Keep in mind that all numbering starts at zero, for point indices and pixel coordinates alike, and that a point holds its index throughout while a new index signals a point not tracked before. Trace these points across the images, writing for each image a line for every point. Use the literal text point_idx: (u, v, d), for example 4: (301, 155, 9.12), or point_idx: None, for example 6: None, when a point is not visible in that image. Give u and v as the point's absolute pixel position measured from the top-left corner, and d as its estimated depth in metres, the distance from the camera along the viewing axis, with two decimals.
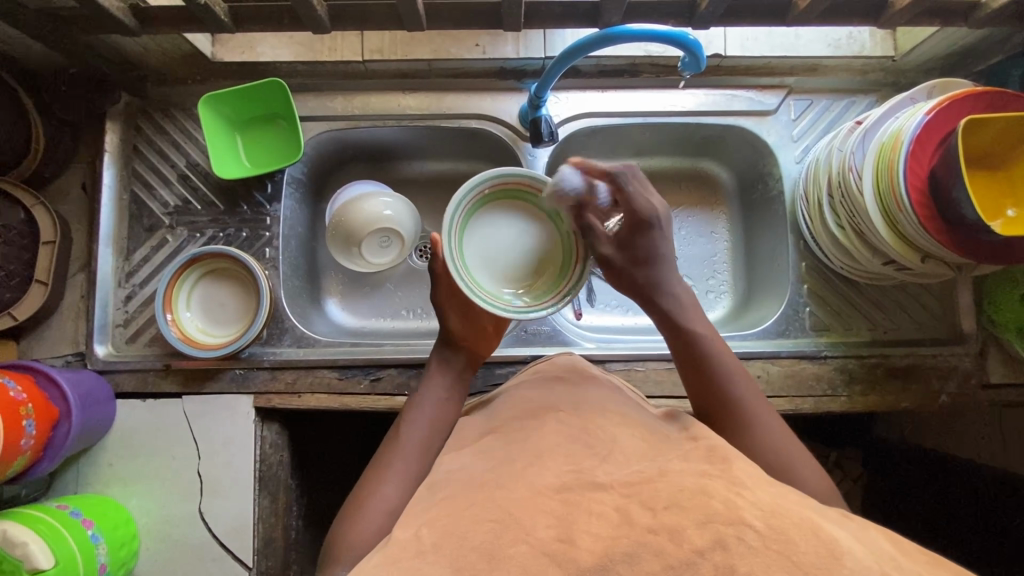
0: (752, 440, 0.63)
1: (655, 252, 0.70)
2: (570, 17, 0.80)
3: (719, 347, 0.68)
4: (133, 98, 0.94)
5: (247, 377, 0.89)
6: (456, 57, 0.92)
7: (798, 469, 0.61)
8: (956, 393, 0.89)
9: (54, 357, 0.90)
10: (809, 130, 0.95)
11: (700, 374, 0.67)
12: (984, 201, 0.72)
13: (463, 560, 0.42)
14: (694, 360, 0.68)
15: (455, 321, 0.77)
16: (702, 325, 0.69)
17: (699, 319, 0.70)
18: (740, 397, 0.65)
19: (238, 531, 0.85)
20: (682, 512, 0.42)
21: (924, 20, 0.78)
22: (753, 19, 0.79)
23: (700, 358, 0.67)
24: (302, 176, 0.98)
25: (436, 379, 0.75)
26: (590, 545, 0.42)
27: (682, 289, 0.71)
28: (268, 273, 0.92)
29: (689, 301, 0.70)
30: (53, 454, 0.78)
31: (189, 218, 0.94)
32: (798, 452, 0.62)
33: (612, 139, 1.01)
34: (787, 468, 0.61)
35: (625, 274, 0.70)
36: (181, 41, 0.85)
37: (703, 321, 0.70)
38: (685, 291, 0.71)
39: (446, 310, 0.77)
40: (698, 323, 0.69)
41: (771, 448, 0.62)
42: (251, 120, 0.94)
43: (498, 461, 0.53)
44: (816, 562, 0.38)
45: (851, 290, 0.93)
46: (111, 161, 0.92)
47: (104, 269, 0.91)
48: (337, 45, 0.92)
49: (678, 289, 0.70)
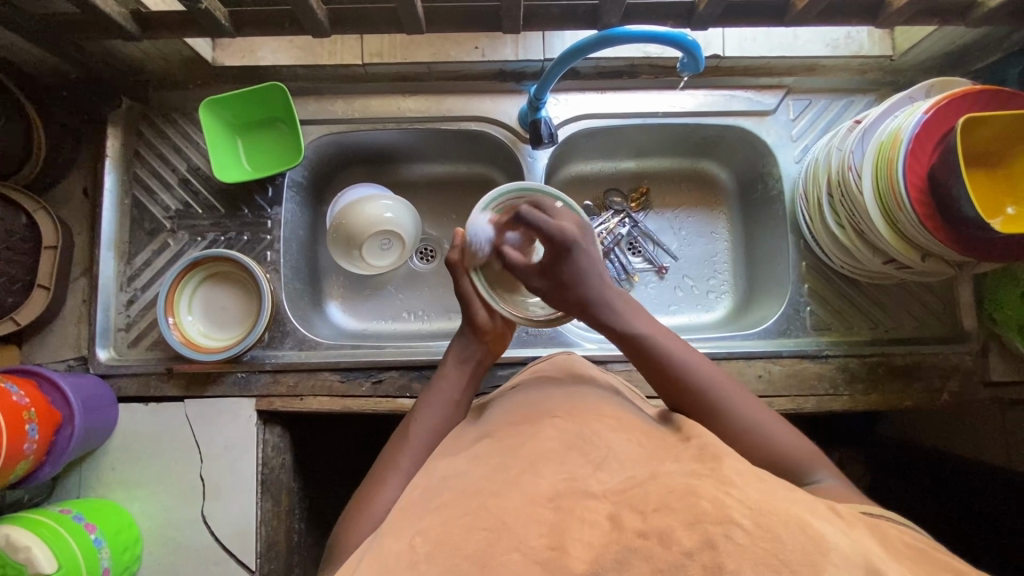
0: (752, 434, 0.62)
1: (576, 269, 0.70)
2: (570, 18, 0.80)
3: (677, 348, 0.68)
4: (135, 102, 0.94)
5: (248, 381, 0.89)
6: (457, 60, 0.93)
7: (785, 448, 0.61)
8: (958, 391, 0.89)
9: (56, 362, 0.90)
10: (809, 130, 0.96)
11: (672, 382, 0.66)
12: (983, 199, 0.72)
13: (456, 566, 0.43)
14: (654, 364, 0.67)
15: (482, 316, 0.77)
16: (651, 327, 0.70)
17: (647, 323, 0.70)
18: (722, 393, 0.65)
19: (241, 535, 0.85)
20: (671, 514, 0.42)
21: (922, 19, 0.78)
22: (750, 19, 0.80)
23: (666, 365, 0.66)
24: (303, 180, 0.98)
25: (451, 379, 0.74)
26: (580, 552, 0.42)
27: (619, 296, 0.71)
28: (269, 277, 0.93)
29: (629, 308, 0.71)
30: (56, 459, 0.78)
31: (190, 222, 0.94)
32: (792, 437, 0.63)
33: (612, 140, 1.01)
34: (777, 454, 0.61)
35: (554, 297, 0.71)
36: (182, 46, 0.86)
37: (652, 324, 0.70)
38: (620, 300, 0.71)
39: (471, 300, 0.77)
40: (648, 326, 0.70)
41: (753, 433, 0.62)
42: (251, 124, 0.94)
43: (494, 467, 0.53)
44: (804, 560, 0.39)
45: (852, 288, 0.93)
46: (112, 166, 0.92)
47: (105, 275, 0.91)
48: (337, 48, 0.92)
49: (613, 296, 0.71)
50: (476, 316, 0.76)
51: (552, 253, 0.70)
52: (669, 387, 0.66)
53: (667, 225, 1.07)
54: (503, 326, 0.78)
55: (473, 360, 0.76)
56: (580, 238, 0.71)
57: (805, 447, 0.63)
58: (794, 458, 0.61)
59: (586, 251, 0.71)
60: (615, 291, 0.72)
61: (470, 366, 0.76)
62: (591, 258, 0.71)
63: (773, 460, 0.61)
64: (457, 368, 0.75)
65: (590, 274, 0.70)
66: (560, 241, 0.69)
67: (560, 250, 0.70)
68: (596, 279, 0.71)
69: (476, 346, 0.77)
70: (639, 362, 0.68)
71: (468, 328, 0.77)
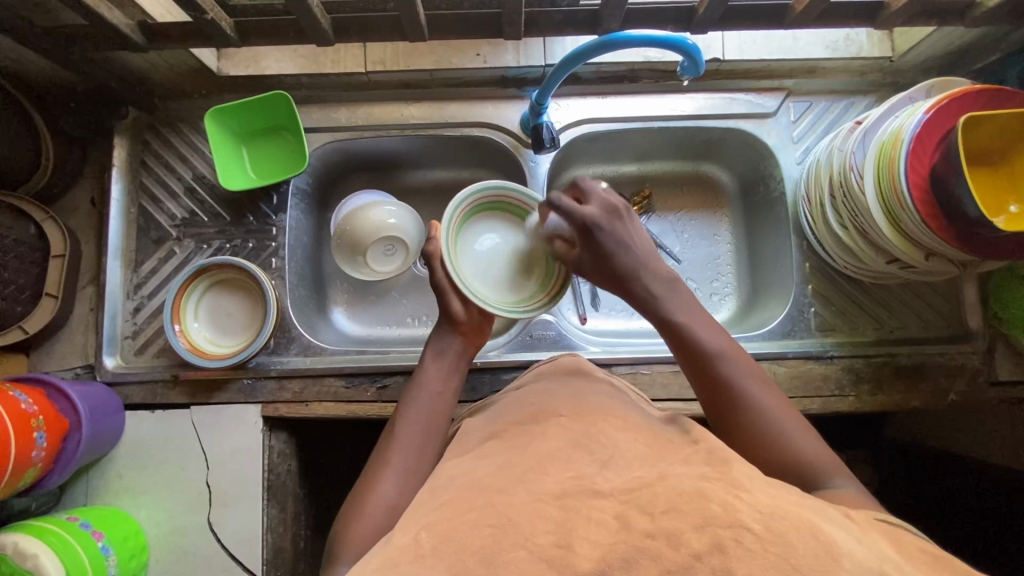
0: (794, 448, 0.59)
1: (605, 247, 0.70)
2: (571, 24, 0.81)
3: (714, 335, 0.67)
4: (140, 112, 0.95)
5: (254, 388, 0.89)
6: (458, 67, 0.94)
7: (783, 447, 0.59)
8: (965, 391, 0.89)
9: (63, 370, 0.91)
10: (809, 132, 0.96)
11: (707, 378, 0.65)
12: (987, 198, 0.72)
13: (462, 563, 0.42)
14: (684, 349, 0.67)
15: (456, 306, 0.76)
16: (691, 315, 0.68)
17: (687, 310, 0.68)
18: (762, 402, 0.62)
19: (248, 540, 0.85)
20: (681, 516, 0.42)
21: (922, 20, 0.79)
22: (748, 23, 0.80)
23: (703, 361, 0.65)
24: (308, 187, 0.99)
25: (433, 372, 0.74)
26: (589, 551, 0.41)
27: (661, 280, 0.70)
28: (274, 284, 0.93)
29: (670, 293, 0.70)
30: (64, 466, 0.79)
31: (196, 230, 0.95)
32: (797, 434, 0.61)
33: (614, 144, 1.02)
34: (775, 449, 0.60)
35: (594, 268, 0.73)
36: (188, 57, 0.87)
37: (696, 315, 0.68)
38: (662, 283, 0.70)
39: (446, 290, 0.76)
40: (687, 316, 0.68)
41: (786, 443, 0.60)
42: (257, 133, 0.95)
43: (500, 465, 0.53)
44: (815, 565, 0.38)
45: (856, 289, 0.93)
46: (119, 175, 0.93)
47: (112, 282, 0.92)
48: (340, 57, 0.94)
49: (653, 277, 0.70)
50: (453, 308, 0.75)
51: (579, 236, 0.72)
52: (705, 386, 0.65)
53: (668, 228, 1.07)
54: (481, 317, 0.77)
55: (449, 351, 0.75)
56: (609, 219, 0.71)
57: (817, 448, 0.60)
58: (800, 462, 0.59)
59: (614, 231, 0.71)
60: (660, 273, 0.71)
61: (448, 358, 0.75)
62: (624, 234, 0.71)
63: (766, 457, 0.60)
64: (435, 362, 0.74)
65: (630, 246, 0.71)
66: (582, 224, 0.71)
67: (586, 234, 0.71)
68: (633, 249, 0.71)
69: (453, 336, 0.76)
70: (677, 352, 0.68)
71: (446, 320, 0.76)
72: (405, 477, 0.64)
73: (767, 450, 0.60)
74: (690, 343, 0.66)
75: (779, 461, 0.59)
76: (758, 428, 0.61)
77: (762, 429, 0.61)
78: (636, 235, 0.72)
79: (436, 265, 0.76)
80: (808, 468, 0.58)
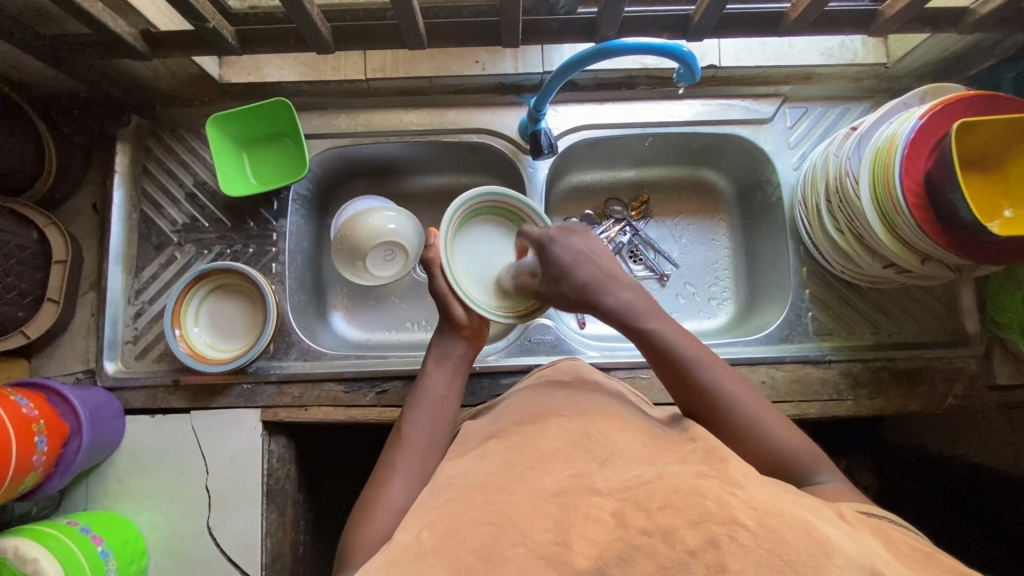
0: (773, 442, 0.61)
1: (564, 262, 0.72)
2: (569, 32, 0.82)
3: (682, 338, 0.68)
4: (143, 119, 0.96)
5: (254, 392, 0.89)
6: (458, 74, 0.95)
7: (767, 440, 0.61)
8: (963, 394, 0.89)
9: (65, 374, 0.91)
10: (806, 138, 0.97)
11: (683, 382, 0.65)
12: (981, 203, 0.73)
13: (461, 561, 0.43)
14: (657, 357, 0.67)
15: (459, 312, 0.76)
16: (660, 322, 0.69)
17: (656, 316, 0.69)
18: (738, 400, 0.64)
19: (247, 545, 0.86)
20: (677, 513, 0.42)
21: (915, 27, 0.80)
22: (743, 31, 0.81)
23: (677, 365, 0.66)
24: (308, 193, 1.00)
25: (437, 377, 0.74)
26: (586, 548, 0.42)
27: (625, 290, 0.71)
28: (274, 288, 0.94)
29: (636, 300, 0.71)
30: (64, 471, 0.79)
31: (197, 235, 0.96)
32: (775, 424, 0.62)
33: (612, 150, 1.03)
34: (757, 445, 0.61)
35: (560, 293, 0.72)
36: (190, 64, 0.89)
37: (666, 320, 0.69)
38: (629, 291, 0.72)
39: (449, 298, 0.76)
40: (658, 321, 0.69)
41: (767, 438, 0.61)
42: (259, 139, 0.96)
43: (500, 465, 0.53)
44: (808, 561, 0.38)
45: (851, 293, 0.94)
46: (122, 181, 0.94)
47: (114, 287, 0.93)
48: (341, 65, 0.95)
49: (616, 287, 0.71)
50: (454, 314, 0.76)
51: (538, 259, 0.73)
52: (681, 390, 0.66)
53: (666, 233, 1.08)
54: (480, 321, 0.78)
55: (454, 356, 0.76)
56: (563, 237, 0.74)
57: (796, 438, 0.62)
58: (782, 454, 0.60)
59: (572, 246, 0.73)
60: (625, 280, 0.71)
61: (452, 363, 0.76)
62: (581, 249, 0.73)
63: (750, 453, 0.61)
64: (439, 368, 0.75)
65: (586, 260, 0.72)
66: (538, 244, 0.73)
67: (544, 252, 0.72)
68: (590, 264, 0.72)
69: (455, 342, 0.77)
70: (650, 360, 0.68)
71: (447, 325, 0.77)
72: (413, 480, 0.64)
73: (750, 447, 0.61)
74: (663, 350, 0.67)
75: (763, 456, 0.61)
76: (738, 426, 0.62)
77: (742, 427, 0.62)
78: (593, 250, 0.74)
79: (435, 273, 0.76)
80: (789, 460, 0.60)
